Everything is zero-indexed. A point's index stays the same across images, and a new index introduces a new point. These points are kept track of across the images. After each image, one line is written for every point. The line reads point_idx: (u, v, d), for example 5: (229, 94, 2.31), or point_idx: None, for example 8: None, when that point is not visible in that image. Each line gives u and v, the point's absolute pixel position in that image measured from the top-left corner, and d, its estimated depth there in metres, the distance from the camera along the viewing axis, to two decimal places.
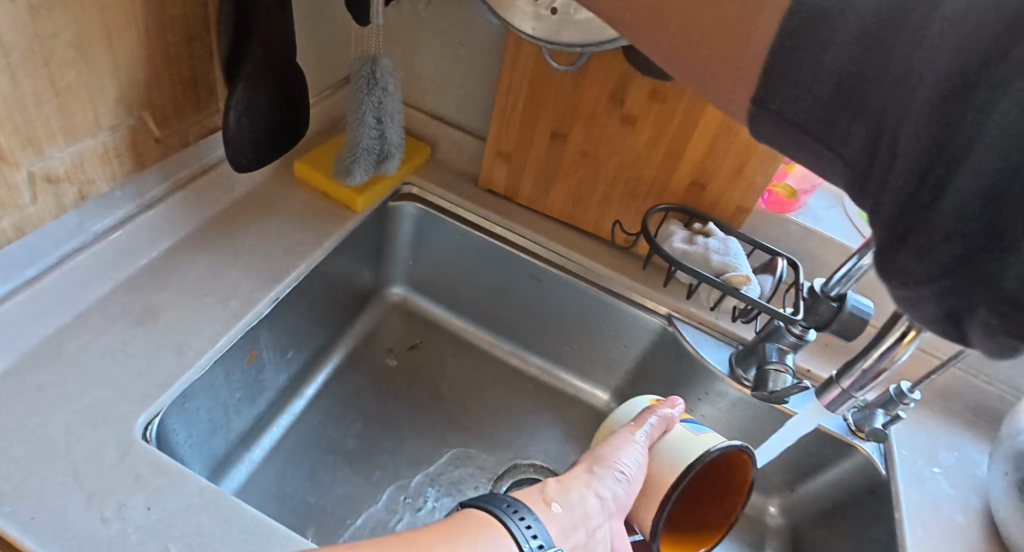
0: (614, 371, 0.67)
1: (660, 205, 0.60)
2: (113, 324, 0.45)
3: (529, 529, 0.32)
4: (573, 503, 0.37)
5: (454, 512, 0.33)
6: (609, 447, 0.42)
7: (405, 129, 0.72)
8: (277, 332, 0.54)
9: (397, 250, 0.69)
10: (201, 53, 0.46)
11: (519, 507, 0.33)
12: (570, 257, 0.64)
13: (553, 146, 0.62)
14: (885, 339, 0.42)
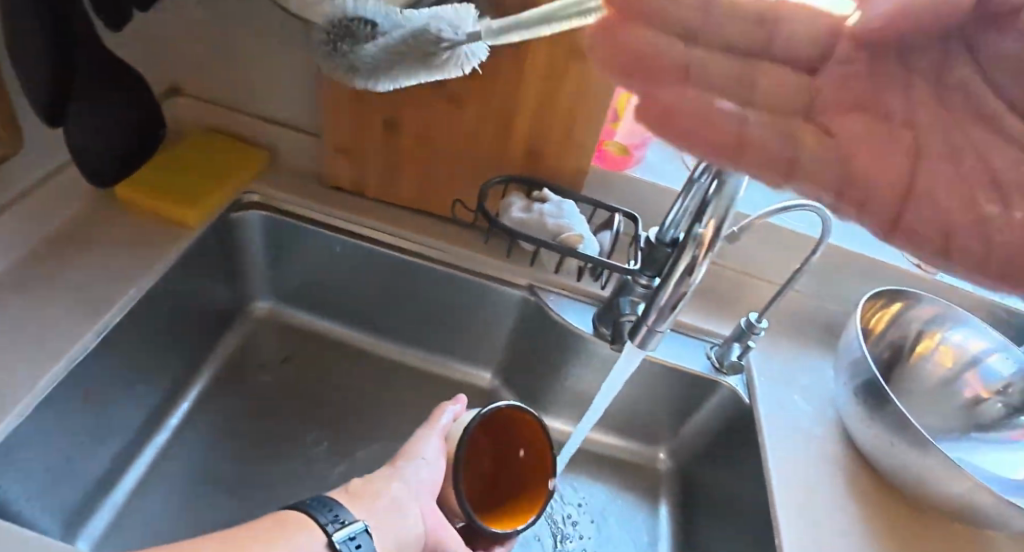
0: (487, 346, 0.71)
1: (496, 177, 0.61)
2: None
3: (342, 525, 0.37)
4: (374, 493, 0.43)
5: (276, 512, 0.37)
6: (411, 445, 0.47)
7: (242, 136, 0.71)
8: (117, 366, 0.55)
9: (253, 266, 0.71)
10: None
11: (335, 506, 0.39)
12: (423, 244, 0.66)
13: (387, 135, 0.63)
14: (677, 264, 0.43)
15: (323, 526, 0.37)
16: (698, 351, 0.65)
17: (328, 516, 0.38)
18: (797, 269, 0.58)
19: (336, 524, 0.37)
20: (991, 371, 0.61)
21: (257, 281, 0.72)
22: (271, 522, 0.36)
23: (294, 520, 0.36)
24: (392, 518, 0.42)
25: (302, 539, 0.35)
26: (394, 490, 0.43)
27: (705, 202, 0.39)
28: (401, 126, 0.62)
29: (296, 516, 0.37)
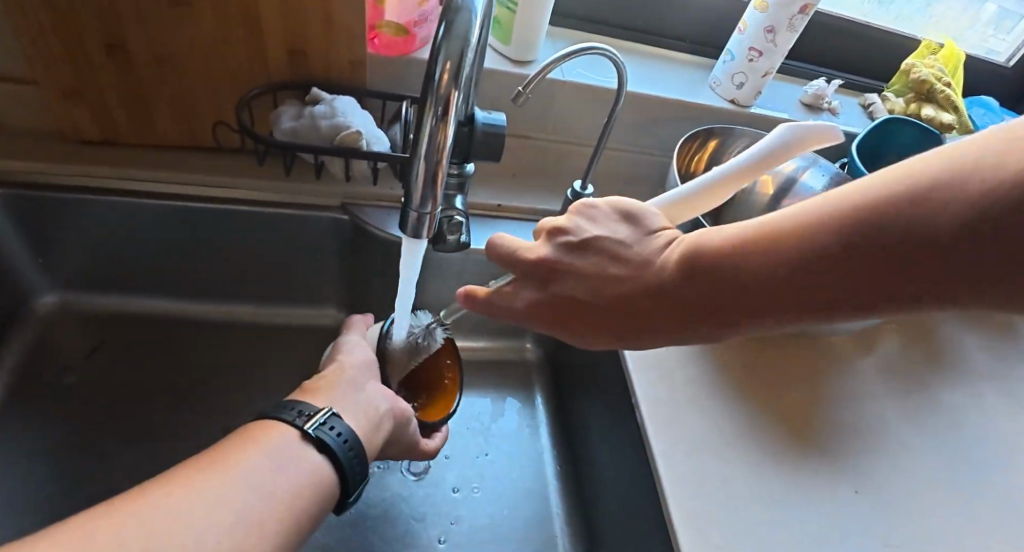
0: (325, 281, 0.66)
1: (253, 90, 0.54)
2: None
3: (338, 432, 0.35)
4: (333, 382, 0.41)
5: (251, 435, 0.33)
6: (340, 346, 0.47)
7: None
8: None
9: (13, 256, 0.59)
10: None
11: (330, 418, 0.36)
12: (210, 184, 0.59)
13: (116, 64, 0.52)
14: (420, 127, 0.34)
15: (292, 423, 0.35)
16: (536, 234, 0.63)
17: (292, 413, 0.36)
18: (606, 123, 0.56)
19: (306, 418, 0.35)
20: (806, 188, 0.63)
21: (29, 273, 0.61)
22: (237, 439, 0.33)
23: (264, 427, 0.34)
24: (353, 395, 0.41)
25: (274, 445, 0.33)
26: (350, 379, 0.42)
27: (435, 46, 0.32)
28: (126, 48, 0.51)
29: (266, 423, 0.34)
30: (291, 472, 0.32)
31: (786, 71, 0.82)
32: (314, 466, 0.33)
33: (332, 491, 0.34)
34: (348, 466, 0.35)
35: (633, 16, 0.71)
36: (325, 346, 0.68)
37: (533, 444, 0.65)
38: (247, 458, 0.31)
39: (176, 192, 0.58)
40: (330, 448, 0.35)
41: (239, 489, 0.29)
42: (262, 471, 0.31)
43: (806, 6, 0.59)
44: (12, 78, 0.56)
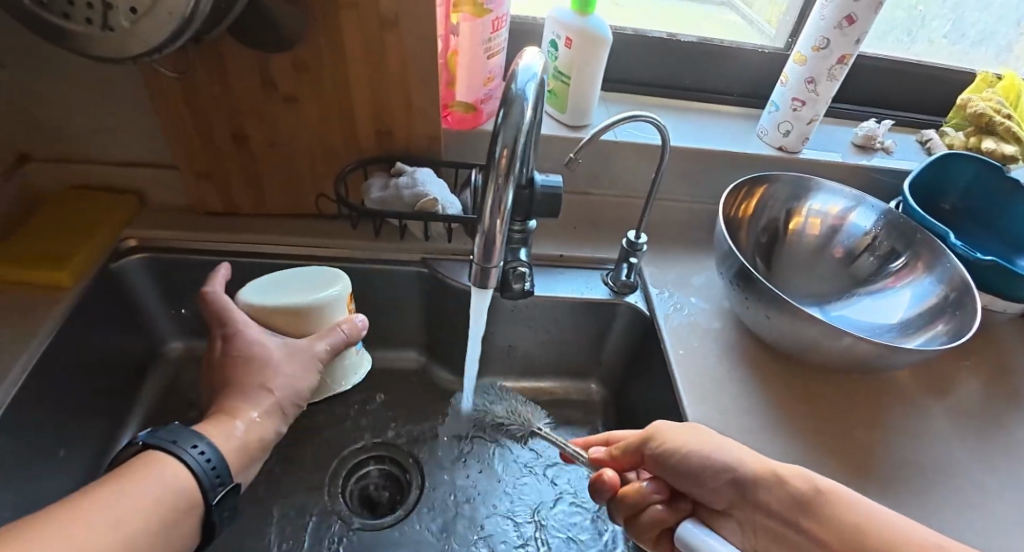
0: (406, 328, 0.73)
1: (349, 164, 0.62)
2: None
3: (204, 459, 0.38)
4: (244, 386, 0.45)
5: (138, 466, 0.36)
6: (267, 330, 0.47)
7: (106, 189, 0.70)
8: (33, 437, 0.55)
9: (149, 306, 0.70)
10: None
11: (199, 442, 0.39)
12: (308, 245, 0.68)
13: (240, 150, 0.63)
14: (486, 197, 0.41)
15: (181, 461, 0.37)
16: (595, 280, 0.68)
17: (183, 448, 0.38)
18: (656, 178, 0.62)
19: (198, 461, 0.38)
20: (854, 228, 0.67)
21: (163, 324, 0.73)
22: (123, 474, 0.35)
23: (154, 461, 0.37)
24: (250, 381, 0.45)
25: (159, 478, 0.36)
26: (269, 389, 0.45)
27: (494, 131, 0.40)
28: (248, 138, 0.62)
29: (154, 457, 0.37)
30: (153, 504, 0.35)
31: (837, 114, 0.84)
32: (177, 494, 0.36)
33: (184, 519, 0.36)
34: (209, 488, 0.38)
35: (681, 76, 0.76)
36: (406, 389, 0.73)
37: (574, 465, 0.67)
38: (136, 487, 0.35)
39: (282, 253, 0.68)
40: (195, 474, 0.38)
41: (114, 522, 0.32)
42: (138, 507, 0.34)
43: (843, 56, 0.62)
44: (161, 165, 0.69)
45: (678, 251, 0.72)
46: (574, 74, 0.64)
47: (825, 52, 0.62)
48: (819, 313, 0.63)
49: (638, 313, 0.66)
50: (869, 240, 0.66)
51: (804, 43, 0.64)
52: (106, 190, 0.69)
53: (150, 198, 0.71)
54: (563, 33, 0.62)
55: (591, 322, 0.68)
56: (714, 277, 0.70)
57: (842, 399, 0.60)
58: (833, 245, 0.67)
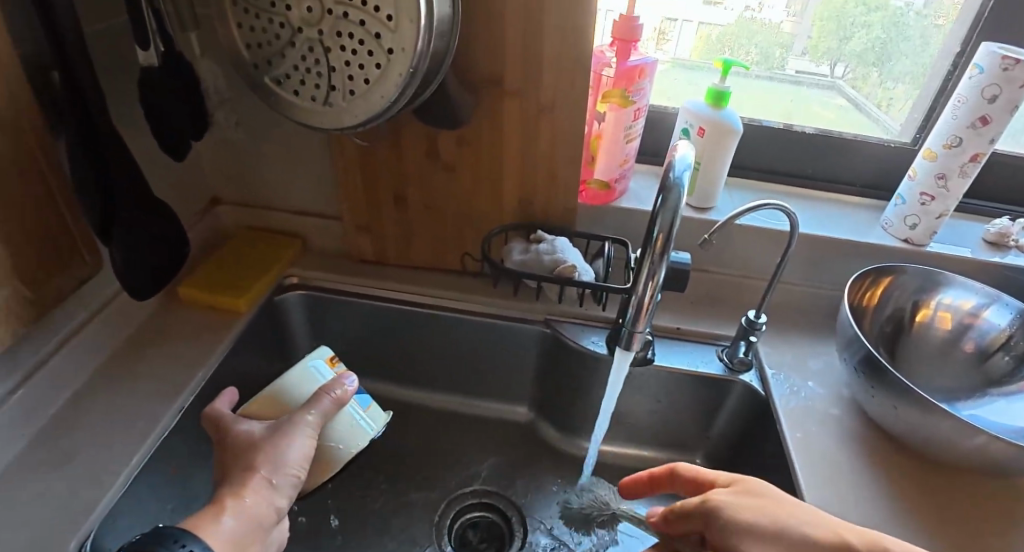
0: (521, 384, 0.75)
1: (495, 229, 0.67)
2: (32, 474, 0.52)
3: None
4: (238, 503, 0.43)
5: None
6: (240, 448, 0.48)
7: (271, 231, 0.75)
8: (193, 444, 0.60)
9: (297, 341, 0.73)
10: (55, 219, 0.53)
11: (187, 541, 0.38)
12: (446, 296, 0.71)
13: (399, 209, 0.69)
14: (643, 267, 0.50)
15: None
16: (710, 355, 0.70)
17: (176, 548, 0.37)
18: (780, 261, 0.64)
19: None
20: (989, 326, 0.65)
21: (305, 353, 0.75)
22: None
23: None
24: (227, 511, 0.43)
25: None
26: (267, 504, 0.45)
27: (653, 214, 0.47)
28: (408, 199, 0.68)
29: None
30: None
31: (964, 209, 0.83)
32: None
33: None
34: None
35: (801, 164, 0.79)
36: (516, 441, 0.74)
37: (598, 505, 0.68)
38: None
39: (422, 303, 0.71)
40: None
41: None
42: None
43: (977, 154, 0.63)
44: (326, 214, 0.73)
45: (793, 333, 0.73)
46: (704, 161, 0.69)
47: (958, 150, 0.64)
48: (949, 409, 0.61)
49: (754, 392, 0.66)
50: (1006, 340, 0.64)
51: (935, 140, 0.66)
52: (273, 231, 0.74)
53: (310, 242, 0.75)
54: (696, 123, 0.67)
55: (704, 396, 0.69)
56: (833, 363, 0.70)
57: (978, 505, 0.56)
58: (965, 342, 0.65)
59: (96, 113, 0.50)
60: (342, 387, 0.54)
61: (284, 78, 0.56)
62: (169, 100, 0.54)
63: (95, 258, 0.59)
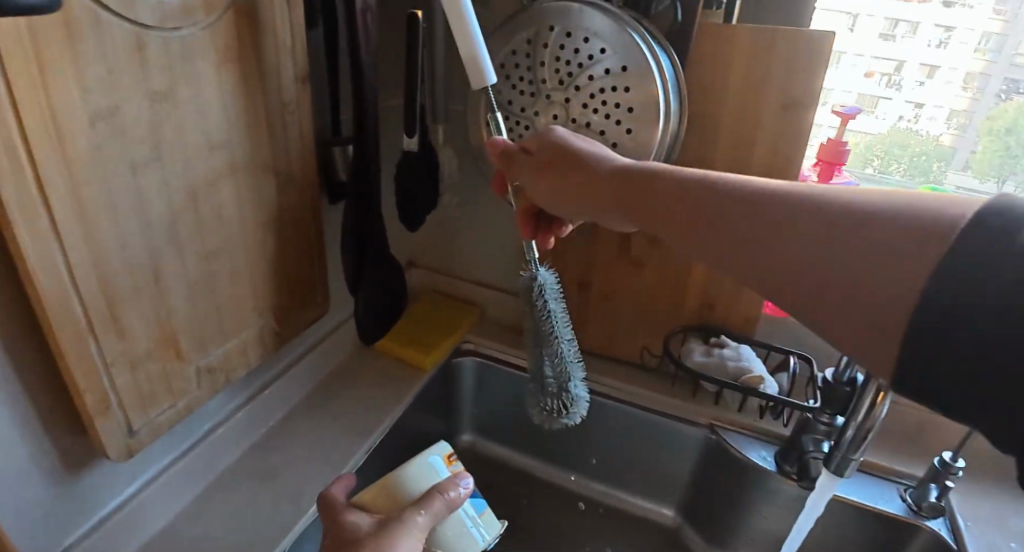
0: (673, 486, 0.72)
1: (676, 328, 0.69)
2: (243, 484, 0.60)
3: None
4: None
5: None
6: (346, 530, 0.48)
7: (456, 297, 0.81)
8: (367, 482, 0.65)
9: (462, 401, 0.78)
10: (308, 266, 0.63)
11: None
12: (608, 382, 0.73)
13: (581, 294, 0.72)
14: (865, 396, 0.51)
15: None
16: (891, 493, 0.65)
17: None
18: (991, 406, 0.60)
19: None
20: None
21: (466, 414, 0.78)
22: None
23: None
24: None
25: None
26: None
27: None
28: (591, 286, 0.71)
29: None
30: None
31: None
32: None
33: None
34: None
35: None
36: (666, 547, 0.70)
37: (548, 297, 0.59)
38: None
39: (589, 387, 0.72)
40: None
41: None
42: None
43: None
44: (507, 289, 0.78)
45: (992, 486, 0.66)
46: None
47: None
48: None
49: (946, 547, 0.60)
50: None
51: None
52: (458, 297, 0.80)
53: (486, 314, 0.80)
54: None
55: (883, 538, 0.64)
56: None
57: None
58: None
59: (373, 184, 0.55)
60: (454, 488, 0.53)
61: None
62: (420, 178, 0.62)
63: (325, 301, 0.66)
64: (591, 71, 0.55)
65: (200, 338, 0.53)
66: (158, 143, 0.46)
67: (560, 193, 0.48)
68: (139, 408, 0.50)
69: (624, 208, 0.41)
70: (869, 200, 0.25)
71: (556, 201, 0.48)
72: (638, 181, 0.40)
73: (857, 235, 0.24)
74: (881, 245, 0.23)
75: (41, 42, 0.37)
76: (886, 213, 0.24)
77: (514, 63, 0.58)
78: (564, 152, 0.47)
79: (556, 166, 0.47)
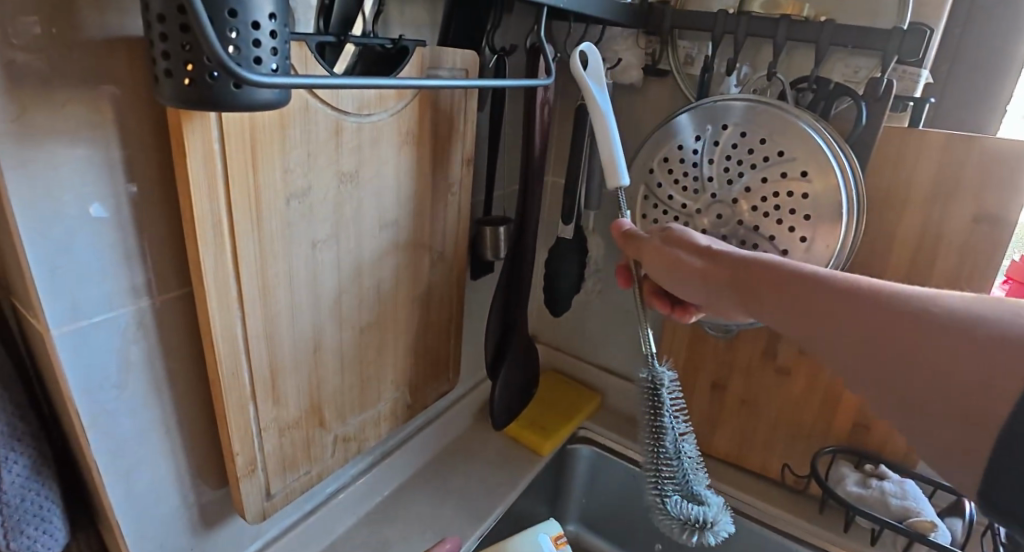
0: None
1: (825, 447, 0.61)
2: None
3: None
4: None
5: None
6: None
7: (574, 378, 0.79)
8: None
9: (572, 489, 0.73)
10: (444, 339, 0.63)
11: None
12: (739, 496, 0.66)
13: (714, 395, 0.67)
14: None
15: None
16: None
17: None
18: None
19: None
20: None
21: (575, 506, 0.74)
22: None
23: None
24: None
25: None
26: None
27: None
28: (726, 388, 0.66)
29: None
30: None
31: None
32: None
33: None
34: None
35: None
36: None
37: (662, 399, 0.51)
38: None
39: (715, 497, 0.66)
40: None
41: None
42: None
43: None
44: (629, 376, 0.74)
45: None
46: None
47: None
48: None
49: None
50: None
51: None
52: (577, 379, 0.78)
53: (607, 400, 0.76)
54: None
55: None
56: None
57: None
58: None
59: (523, 271, 0.60)
60: None
61: None
62: (567, 264, 0.61)
63: (454, 376, 0.67)
64: (764, 173, 0.52)
65: (341, 405, 0.54)
66: (338, 222, 0.48)
67: (678, 279, 0.45)
68: (279, 472, 0.50)
69: (740, 297, 0.40)
70: (943, 301, 0.28)
71: (672, 282, 0.45)
72: (756, 270, 0.39)
73: (964, 337, 0.25)
74: (994, 331, 0.24)
75: (258, 129, 0.38)
76: (1014, 319, 0.25)
77: (678, 158, 0.56)
78: (678, 239, 0.45)
79: (672, 251, 0.45)
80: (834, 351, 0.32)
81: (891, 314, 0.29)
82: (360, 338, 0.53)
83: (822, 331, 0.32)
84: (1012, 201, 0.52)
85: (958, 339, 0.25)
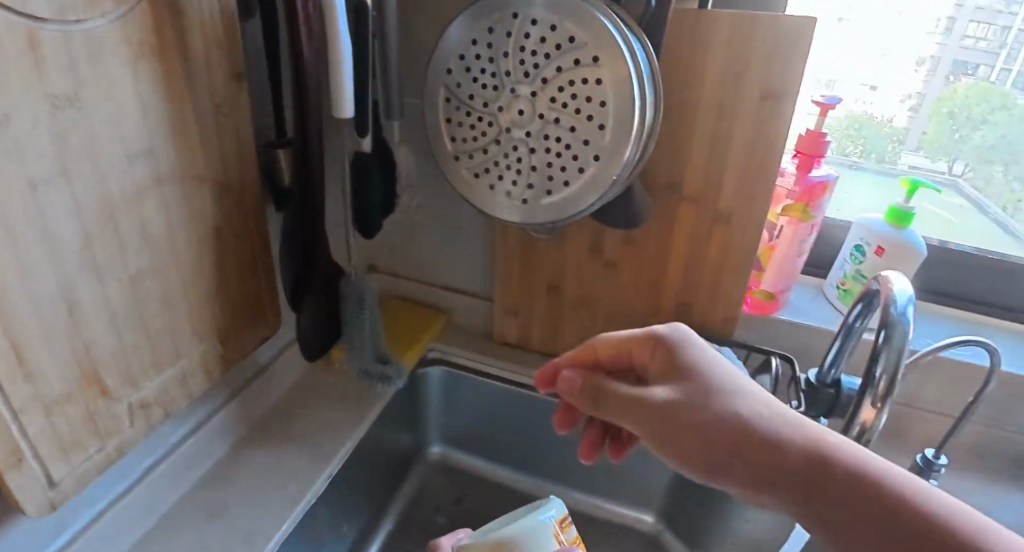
0: (646, 491, 0.72)
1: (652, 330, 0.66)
2: (187, 524, 0.54)
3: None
4: None
5: None
6: None
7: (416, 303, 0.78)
8: (329, 511, 0.61)
9: (431, 411, 0.76)
10: (249, 279, 0.58)
11: None
12: None
13: (550, 298, 0.69)
14: (856, 407, 0.45)
15: None
16: None
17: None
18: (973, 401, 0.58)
19: None
20: None
21: (435, 427, 0.77)
22: None
23: None
24: None
25: None
26: None
27: (874, 353, 0.44)
28: (561, 289, 0.69)
29: None
30: None
31: None
32: None
33: None
34: None
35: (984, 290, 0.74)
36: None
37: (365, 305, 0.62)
38: None
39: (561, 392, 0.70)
40: None
41: None
42: None
43: None
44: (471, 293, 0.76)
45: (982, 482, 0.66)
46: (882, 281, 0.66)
47: None
48: None
49: None
50: None
51: None
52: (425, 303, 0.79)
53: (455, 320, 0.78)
54: (874, 242, 0.66)
55: None
56: None
57: None
58: None
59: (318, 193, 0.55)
60: None
61: (481, 170, 0.56)
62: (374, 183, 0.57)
63: (274, 317, 0.63)
64: (559, 62, 0.50)
65: (126, 370, 0.47)
66: (58, 150, 0.37)
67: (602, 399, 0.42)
68: (59, 456, 0.42)
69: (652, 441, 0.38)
70: (849, 450, 0.32)
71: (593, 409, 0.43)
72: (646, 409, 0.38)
73: (875, 502, 0.29)
74: (919, 508, 0.28)
75: None
76: (921, 495, 0.28)
77: (475, 54, 0.53)
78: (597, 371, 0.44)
79: (589, 379, 0.43)
80: (763, 485, 0.33)
81: (807, 452, 0.32)
82: (132, 289, 0.46)
83: (725, 466, 0.34)
84: (787, 75, 0.54)
85: (862, 479, 0.30)
